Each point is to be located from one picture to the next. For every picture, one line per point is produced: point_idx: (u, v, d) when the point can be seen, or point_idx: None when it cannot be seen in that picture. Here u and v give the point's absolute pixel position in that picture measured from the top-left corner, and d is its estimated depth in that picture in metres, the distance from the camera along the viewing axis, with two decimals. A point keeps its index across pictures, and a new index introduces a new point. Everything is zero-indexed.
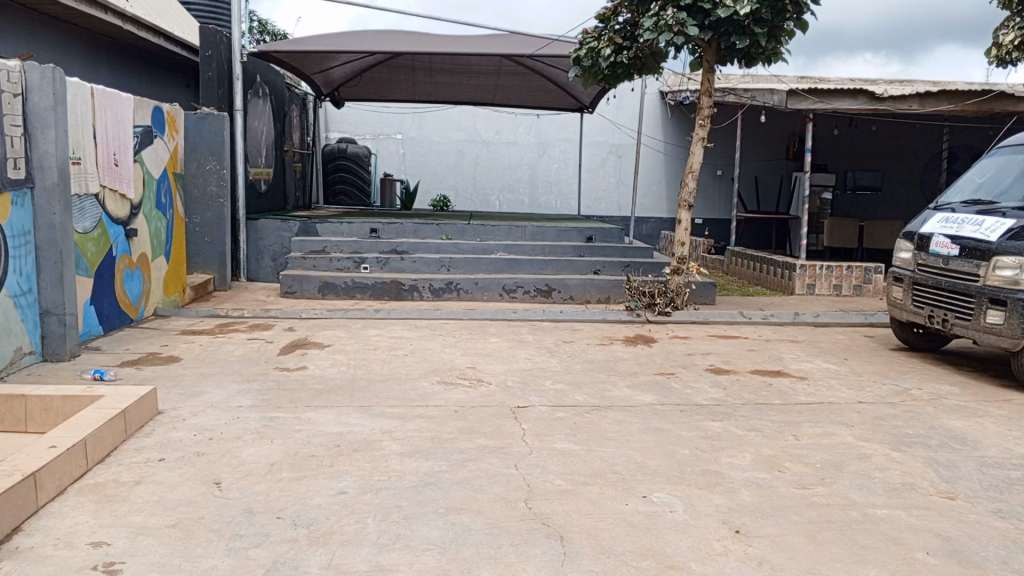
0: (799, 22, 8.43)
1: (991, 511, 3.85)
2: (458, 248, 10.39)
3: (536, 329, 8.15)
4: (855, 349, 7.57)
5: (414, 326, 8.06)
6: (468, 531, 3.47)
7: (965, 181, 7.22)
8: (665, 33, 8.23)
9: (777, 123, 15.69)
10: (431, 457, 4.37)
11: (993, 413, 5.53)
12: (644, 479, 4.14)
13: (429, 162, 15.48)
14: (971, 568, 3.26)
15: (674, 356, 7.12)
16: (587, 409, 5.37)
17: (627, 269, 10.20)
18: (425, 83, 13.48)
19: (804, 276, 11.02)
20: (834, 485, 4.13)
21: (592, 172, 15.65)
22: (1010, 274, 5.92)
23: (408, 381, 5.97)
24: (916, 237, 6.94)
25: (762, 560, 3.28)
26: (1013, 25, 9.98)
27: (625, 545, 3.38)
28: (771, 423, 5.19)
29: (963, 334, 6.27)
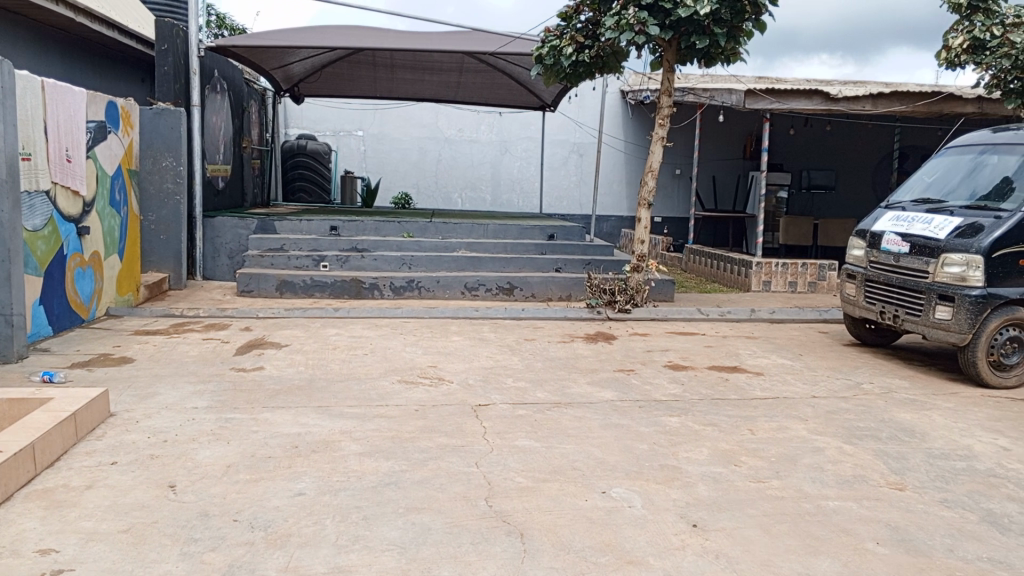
0: (758, 22, 8.55)
1: (938, 501, 3.97)
2: (419, 246, 10.35)
3: (497, 327, 8.15)
4: (809, 345, 7.73)
5: (375, 325, 8.01)
6: (428, 531, 3.47)
7: (915, 181, 7.41)
8: (626, 33, 8.30)
9: (735, 122, 15.92)
10: (391, 457, 4.35)
11: (941, 406, 5.70)
12: (604, 475, 4.18)
13: (390, 159, 15.39)
14: (918, 557, 3.35)
15: (634, 352, 7.19)
16: (548, 406, 5.40)
17: (588, 267, 10.27)
18: (386, 80, 13.39)
19: (760, 273, 11.21)
20: (788, 478, 4.22)
21: (554, 170, 15.72)
22: (958, 271, 6.09)
23: (368, 380, 5.94)
24: (868, 235, 7.10)
25: (719, 554, 3.34)
26: (962, 28, 10.27)
27: (584, 541, 3.41)
28: (728, 418, 5.28)
29: (913, 329, 6.44)
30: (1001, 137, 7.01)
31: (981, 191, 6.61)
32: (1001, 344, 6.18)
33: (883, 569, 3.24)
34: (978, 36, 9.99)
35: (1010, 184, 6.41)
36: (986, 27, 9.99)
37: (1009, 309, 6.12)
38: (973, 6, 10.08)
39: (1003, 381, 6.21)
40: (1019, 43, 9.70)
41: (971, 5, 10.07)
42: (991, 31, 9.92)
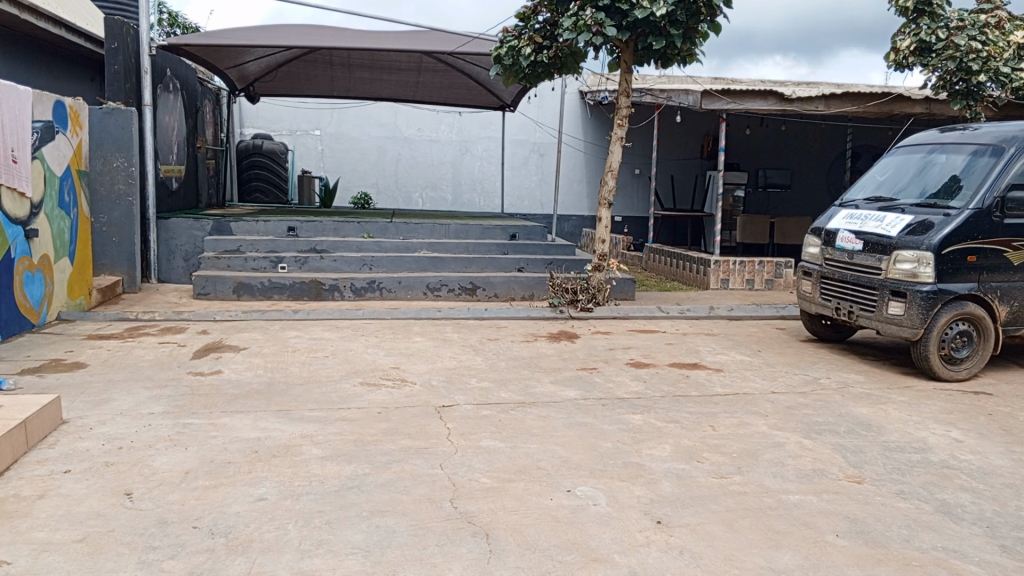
0: (713, 24, 8.65)
1: (894, 493, 4.07)
2: (380, 246, 10.27)
3: (460, 328, 8.13)
4: (768, 341, 7.86)
5: (335, 327, 7.92)
6: (392, 534, 3.43)
7: (867, 179, 7.57)
8: (584, 34, 8.35)
9: (692, 122, 16.11)
10: (354, 460, 4.30)
11: (895, 399, 5.83)
12: (569, 474, 4.19)
13: (350, 159, 15.24)
14: (876, 548, 3.43)
15: (596, 351, 7.23)
16: (511, 406, 5.39)
17: (549, 266, 10.29)
18: (344, 79, 13.25)
19: (719, 271, 11.35)
20: (749, 473, 4.28)
21: (515, 170, 15.74)
22: (909, 267, 6.24)
23: (330, 383, 5.87)
24: (823, 232, 7.24)
25: (683, 549, 3.37)
26: (909, 31, 10.53)
27: (550, 540, 3.41)
28: (690, 415, 5.33)
29: (867, 325, 6.59)
30: (949, 137, 7.20)
31: (930, 189, 6.78)
32: (952, 338, 6.35)
33: (843, 561, 3.30)
34: (924, 39, 10.27)
35: (958, 182, 6.58)
36: (932, 30, 10.28)
37: (960, 304, 6.29)
38: (919, 9, 10.35)
39: (955, 374, 6.39)
40: (963, 46, 9.98)
41: (918, 8, 10.34)
42: (936, 34, 10.21)
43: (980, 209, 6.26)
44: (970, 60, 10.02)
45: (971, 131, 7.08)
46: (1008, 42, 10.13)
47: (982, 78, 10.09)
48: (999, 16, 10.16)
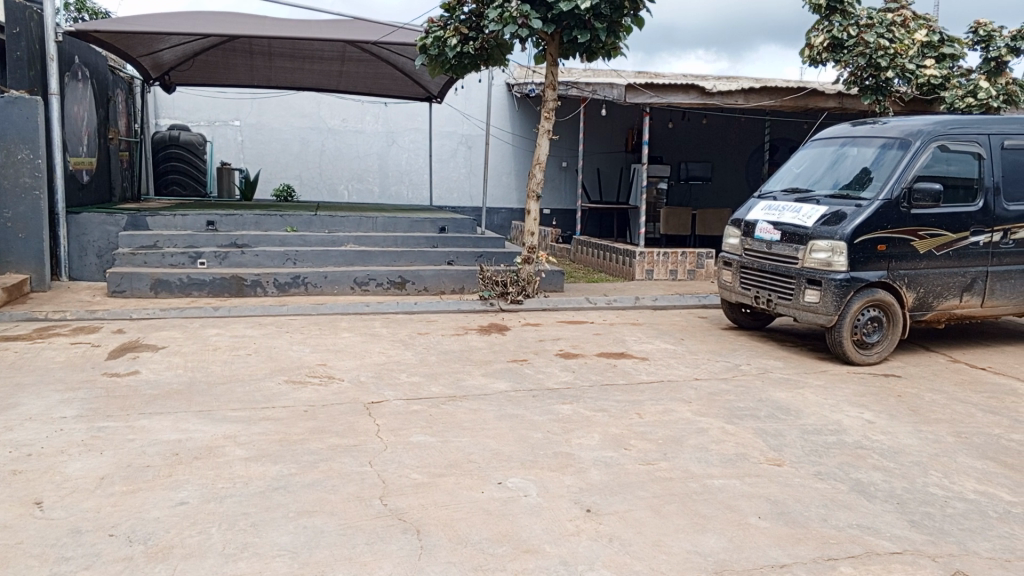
0: (637, 18, 8.73)
1: (813, 474, 4.23)
2: (304, 240, 10.04)
3: (389, 322, 8.04)
4: (691, 329, 8.05)
5: (259, 324, 7.72)
6: (320, 534, 3.37)
7: (785, 171, 7.81)
8: (509, 26, 8.33)
9: (617, 115, 16.33)
10: (279, 460, 4.20)
11: (812, 383, 6.06)
12: (499, 466, 4.20)
13: (272, 150, 14.91)
14: (796, 528, 3.55)
15: (526, 343, 7.25)
16: (442, 400, 5.37)
17: (480, 259, 10.25)
18: (264, 68, 12.88)
19: (644, 262, 11.56)
20: (675, 459, 4.37)
21: (443, 162, 15.64)
22: (824, 256, 6.50)
23: (253, 382, 5.71)
24: (743, 224, 7.45)
25: (612, 537, 3.41)
26: (822, 28, 10.88)
27: (481, 533, 3.41)
28: (617, 403, 5.42)
29: (786, 312, 6.83)
30: (859, 131, 7.48)
31: (843, 180, 7.04)
32: (864, 323, 6.63)
33: (765, 542, 3.41)
34: (836, 36, 10.63)
35: (868, 174, 6.85)
36: (843, 27, 10.66)
37: (871, 291, 6.56)
38: (831, 7, 10.71)
39: (867, 358, 6.67)
40: (873, 42, 10.43)
41: (830, 6, 10.69)
42: (848, 31, 10.60)
43: (889, 200, 6.53)
44: (879, 56, 10.47)
45: (880, 125, 7.37)
46: (912, 40, 10.69)
47: (890, 74, 10.57)
48: (904, 15, 10.68)
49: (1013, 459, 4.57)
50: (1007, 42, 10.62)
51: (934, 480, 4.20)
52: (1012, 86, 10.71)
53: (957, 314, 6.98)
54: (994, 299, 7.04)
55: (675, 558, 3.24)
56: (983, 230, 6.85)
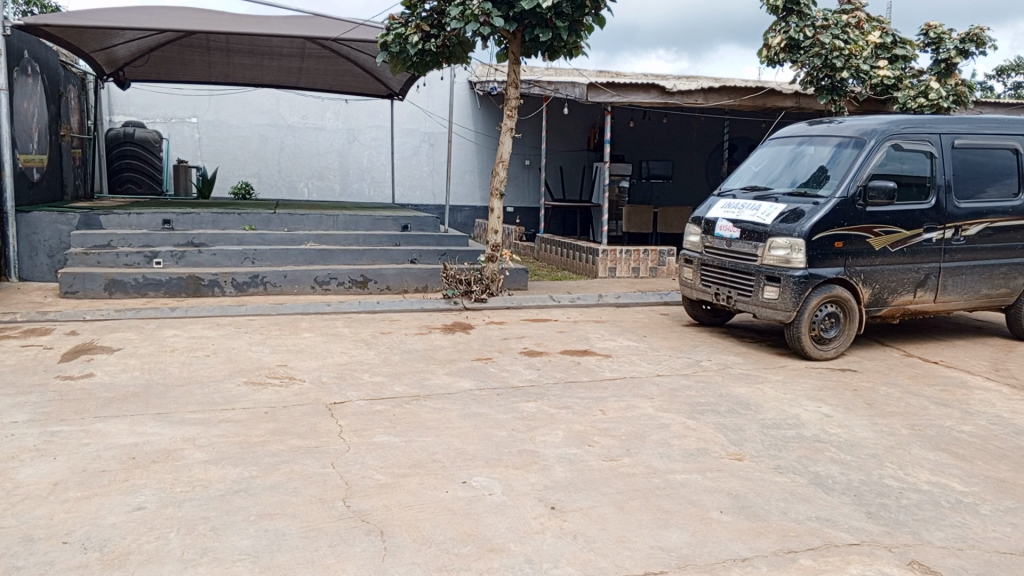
0: (598, 17, 8.75)
1: (773, 468, 4.29)
2: (263, 238, 9.90)
3: (351, 322, 7.96)
4: (653, 326, 8.12)
5: (217, 325, 7.59)
6: (282, 537, 3.33)
7: (744, 170, 7.92)
8: (471, 23, 8.34)
9: (579, 114, 16.40)
10: (240, 462, 4.14)
11: (771, 378, 6.16)
12: (463, 465, 4.19)
13: (230, 148, 14.67)
14: (757, 522, 3.60)
15: (490, 341, 7.24)
16: (405, 400, 5.34)
17: (443, 258, 10.20)
18: (222, 65, 12.67)
19: (606, 260, 11.63)
20: (638, 455, 4.41)
21: (405, 159, 15.54)
22: (782, 253, 6.61)
23: (213, 384, 5.62)
24: (702, 222, 7.53)
25: (577, 534, 3.43)
26: (780, 29, 11.08)
27: (446, 533, 3.40)
28: (581, 400, 5.44)
29: (745, 309, 6.94)
30: (816, 130, 7.62)
31: (800, 179, 7.16)
32: (822, 319, 6.76)
33: (727, 536, 3.45)
34: (794, 36, 10.84)
35: (825, 172, 6.97)
36: (800, 28, 10.87)
37: (827, 287, 6.69)
38: (788, 8, 10.91)
39: (824, 353, 6.80)
40: (828, 43, 10.63)
41: (787, 7, 10.91)
42: (804, 32, 10.81)
43: (845, 198, 6.67)
44: (835, 57, 10.68)
45: (836, 124, 7.51)
46: (866, 41, 10.91)
47: (845, 74, 10.79)
48: (858, 16, 10.92)
49: (965, 450, 4.70)
50: (956, 45, 10.89)
51: (890, 472, 4.29)
52: (961, 88, 11.00)
53: (910, 309, 7.15)
54: (946, 294, 7.22)
55: (639, 553, 3.27)
56: (935, 227, 7.03)
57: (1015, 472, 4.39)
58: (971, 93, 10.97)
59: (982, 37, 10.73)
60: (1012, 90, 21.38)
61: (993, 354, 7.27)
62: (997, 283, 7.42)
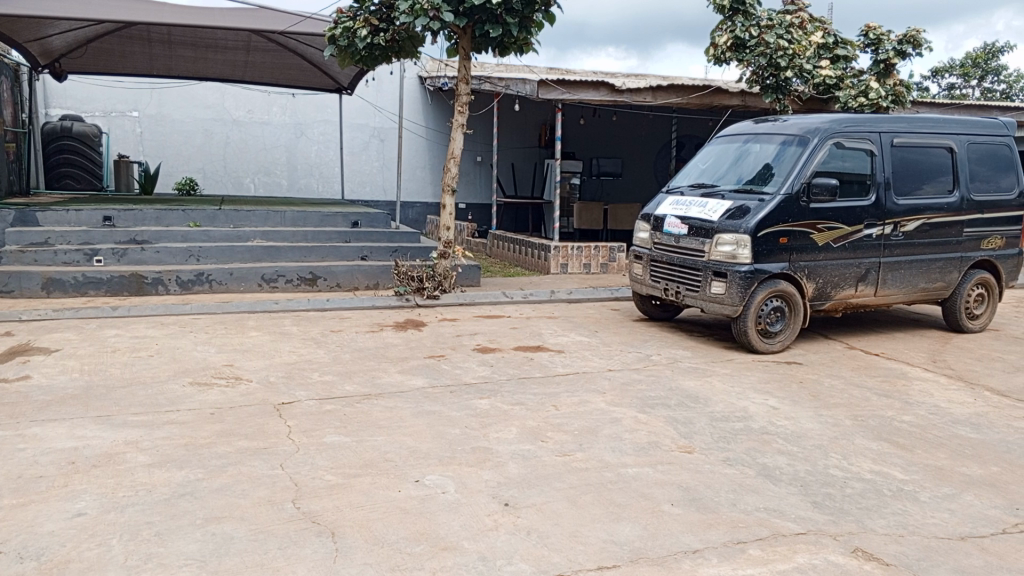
0: (548, 14, 8.75)
1: (722, 460, 4.36)
2: (207, 235, 9.68)
3: (300, 320, 7.83)
4: (604, 322, 8.18)
5: (161, 324, 7.38)
6: (230, 540, 3.25)
7: (691, 167, 8.03)
8: (421, 18, 8.28)
9: (529, 111, 16.42)
10: (185, 465, 4.03)
11: (719, 372, 6.27)
12: (416, 463, 4.15)
13: (173, 143, 14.30)
14: (707, 514, 3.65)
15: (442, 338, 7.20)
16: (356, 399, 5.27)
17: (394, 254, 10.09)
18: (164, 57, 12.32)
19: (558, 256, 11.68)
20: (590, 450, 4.44)
21: (354, 155, 15.36)
22: (729, 249, 6.73)
23: (156, 385, 5.46)
24: (651, 218, 7.62)
25: (530, 530, 3.43)
26: (726, 28, 11.24)
27: (398, 533, 3.36)
28: (534, 396, 5.45)
29: (693, 304, 7.05)
30: (761, 128, 7.75)
31: (746, 176, 7.29)
32: (767, 313, 6.90)
33: (678, 528, 3.49)
34: (739, 35, 11.01)
35: (770, 170, 7.11)
36: (745, 28, 11.05)
37: (773, 282, 6.83)
38: (734, 8, 11.08)
39: (770, 347, 6.95)
40: (773, 43, 10.86)
41: (733, 7, 11.08)
42: (749, 32, 11.01)
43: (789, 194, 6.81)
44: (779, 57, 10.93)
45: (780, 122, 7.65)
46: (809, 41, 11.17)
47: (789, 74, 11.06)
48: (801, 17, 11.16)
49: (905, 439, 4.85)
50: (894, 45, 11.24)
51: (835, 463, 4.40)
52: (899, 87, 11.35)
53: (852, 303, 7.34)
54: (886, 288, 7.43)
55: (592, 548, 3.28)
56: (875, 223, 7.22)
57: (953, 459, 4.55)
58: (908, 93, 11.33)
59: (918, 39, 11.09)
60: (946, 90, 22.20)
61: (931, 345, 7.52)
62: (934, 277, 7.67)
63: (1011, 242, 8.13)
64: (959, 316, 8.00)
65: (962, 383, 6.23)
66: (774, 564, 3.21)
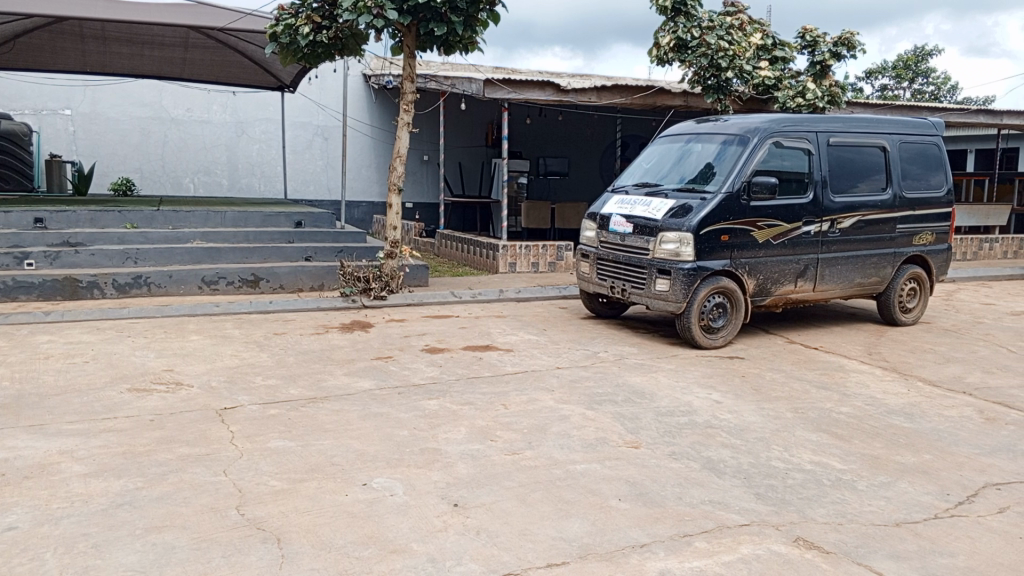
0: (492, 13, 8.76)
1: (667, 455, 4.43)
2: (145, 237, 9.42)
3: (243, 323, 7.67)
4: (552, 320, 8.22)
5: (96, 329, 7.15)
6: (171, 550, 3.17)
7: (635, 167, 8.13)
8: (364, 16, 8.19)
9: (475, 110, 16.40)
10: (123, 474, 3.91)
11: (664, 367, 6.37)
12: (363, 466, 4.11)
13: (108, 142, 13.88)
14: (653, 508, 3.71)
15: (390, 339, 7.14)
16: (301, 403, 5.19)
17: (340, 254, 9.95)
18: (98, 53, 11.90)
19: (506, 255, 11.69)
20: (539, 447, 4.45)
21: (298, 153, 15.11)
22: (673, 247, 6.84)
23: (91, 393, 5.27)
24: (597, 217, 7.68)
25: (479, 529, 3.43)
26: (669, 29, 11.42)
27: (346, 537, 3.32)
28: (482, 396, 5.44)
29: (639, 301, 7.15)
30: (703, 128, 7.88)
31: (688, 175, 7.41)
32: (710, 309, 7.03)
33: (626, 523, 3.53)
34: (681, 36, 11.22)
35: (711, 169, 7.24)
36: (687, 29, 11.24)
37: (715, 279, 6.95)
38: (676, 9, 11.26)
39: (713, 342, 7.07)
40: (714, 44, 11.07)
41: (675, 8, 11.23)
42: (691, 33, 11.19)
43: (730, 193, 6.95)
44: (720, 57, 11.14)
45: (720, 122, 7.79)
46: (748, 43, 11.41)
47: (730, 74, 11.26)
48: (741, 19, 11.41)
49: (843, 430, 4.99)
50: (830, 48, 11.58)
51: (777, 454, 4.51)
52: (834, 88, 11.69)
53: (792, 298, 7.53)
54: (824, 283, 7.64)
55: (541, 546, 3.29)
56: (813, 220, 7.42)
57: (888, 448, 4.70)
58: (843, 94, 11.69)
59: (852, 42, 11.44)
60: (879, 91, 22.99)
61: (866, 338, 7.76)
62: (869, 272, 7.92)
63: (941, 237, 8.44)
64: (892, 310, 8.27)
65: (896, 374, 6.45)
66: (719, 555, 3.27)
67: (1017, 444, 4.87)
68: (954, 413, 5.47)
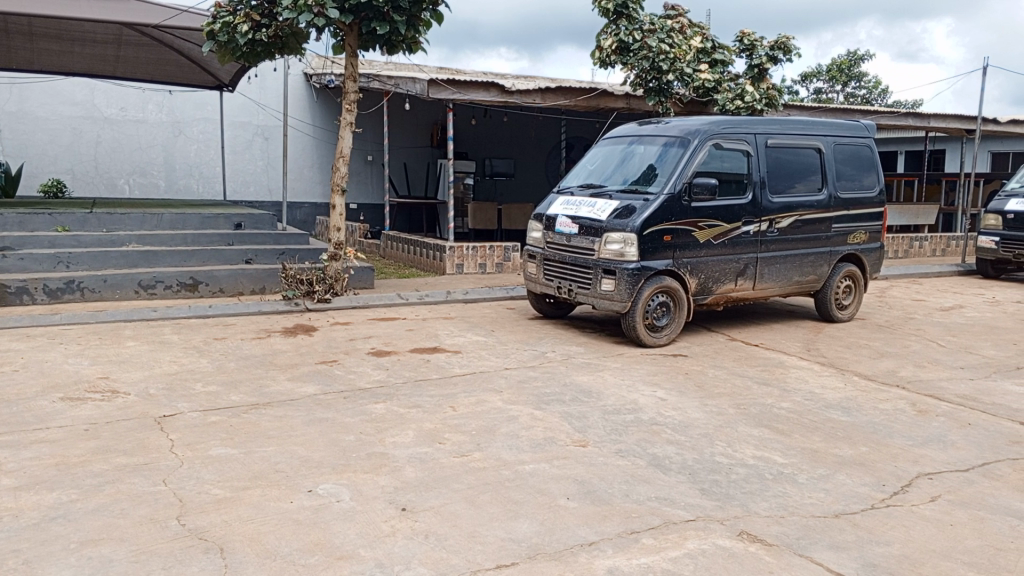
0: (435, 13, 8.72)
1: (614, 452, 4.47)
2: (77, 241, 9.11)
3: (181, 328, 7.46)
4: (499, 321, 8.22)
5: (25, 337, 6.86)
6: (107, 565, 3.06)
7: (580, 168, 8.19)
8: (304, 14, 8.05)
9: (420, 111, 16.32)
10: (55, 487, 3.76)
11: (610, 366, 6.43)
12: (309, 473, 4.03)
13: (37, 141, 13.37)
14: (601, 506, 3.74)
15: (336, 343, 7.03)
16: (244, 409, 5.07)
17: (282, 256, 9.76)
18: (25, 49, 11.45)
19: (453, 256, 11.65)
20: (488, 449, 4.45)
21: (237, 154, 14.79)
22: (617, 248, 6.92)
23: (20, 403, 5.06)
24: (543, 218, 7.71)
25: (428, 533, 3.40)
26: (611, 32, 11.58)
27: (291, 545, 3.26)
28: (430, 398, 5.41)
29: (585, 301, 7.22)
30: (645, 130, 7.98)
31: (631, 176, 7.49)
32: (653, 308, 7.13)
33: (573, 522, 3.55)
34: (623, 39, 11.42)
35: (654, 170, 7.34)
36: (629, 31, 11.46)
37: (658, 278, 7.06)
38: (618, 12, 11.44)
39: (657, 341, 7.17)
40: (655, 47, 11.29)
41: (617, 10, 11.41)
42: (633, 36, 11.41)
43: (672, 195, 7.05)
44: (660, 60, 11.36)
45: (661, 124, 7.91)
46: (688, 46, 11.60)
47: (671, 77, 11.47)
48: (682, 22, 11.59)
49: (784, 425, 5.12)
50: (767, 51, 11.90)
51: (721, 450, 4.59)
52: (772, 91, 11.98)
53: (733, 297, 7.70)
54: (764, 282, 7.82)
55: (491, 547, 3.29)
56: (752, 220, 7.58)
57: (826, 442, 4.84)
58: (780, 96, 12.00)
59: (788, 45, 11.77)
60: (814, 94, 23.68)
61: (804, 335, 7.97)
62: (807, 270, 8.15)
63: (873, 236, 8.73)
64: (829, 307, 8.51)
65: (833, 369, 6.64)
66: (666, 551, 3.32)
67: (947, 434, 5.08)
68: (888, 406, 5.66)
